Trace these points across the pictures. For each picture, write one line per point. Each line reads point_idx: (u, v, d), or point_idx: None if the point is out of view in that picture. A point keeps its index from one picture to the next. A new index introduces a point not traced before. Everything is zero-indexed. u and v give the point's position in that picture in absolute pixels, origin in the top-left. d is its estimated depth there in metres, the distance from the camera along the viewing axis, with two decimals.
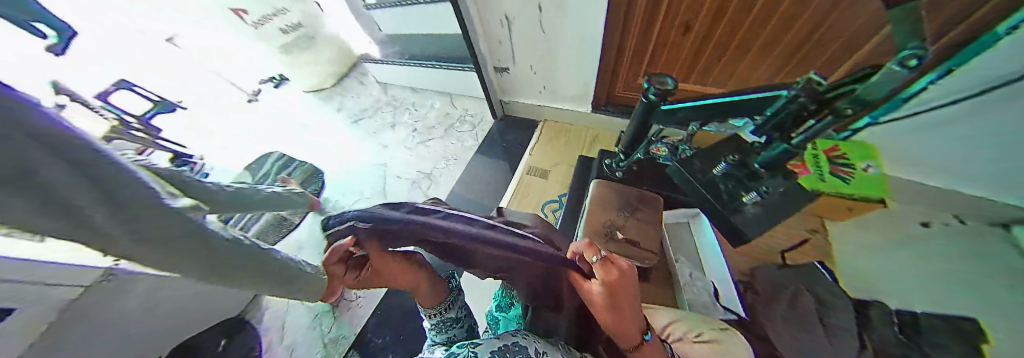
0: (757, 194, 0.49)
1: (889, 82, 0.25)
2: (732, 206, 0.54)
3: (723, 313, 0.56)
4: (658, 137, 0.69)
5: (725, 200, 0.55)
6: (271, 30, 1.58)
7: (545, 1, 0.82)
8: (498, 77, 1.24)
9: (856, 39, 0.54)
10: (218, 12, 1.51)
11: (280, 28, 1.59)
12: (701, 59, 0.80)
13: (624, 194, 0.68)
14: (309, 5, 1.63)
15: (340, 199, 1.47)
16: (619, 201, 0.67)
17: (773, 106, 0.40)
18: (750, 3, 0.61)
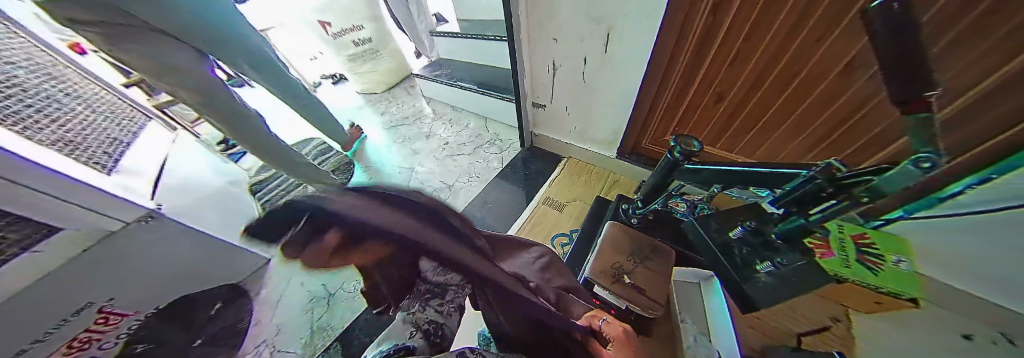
0: (772, 264, 0.50)
1: (902, 179, 0.27)
2: (744, 273, 0.53)
3: None
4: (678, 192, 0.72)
5: (739, 266, 0.54)
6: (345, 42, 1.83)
7: (591, 55, 0.92)
8: (534, 111, 1.34)
9: (882, 137, 0.60)
10: (308, 23, 1.77)
11: (353, 42, 1.84)
12: (729, 129, 0.85)
13: (636, 241, 0.69)
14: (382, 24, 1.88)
15: (364, 193, 1.57)
16: (632, 246, 0.67)
17: (793, 182, 0.43)
18: (783, 85, 0.67)
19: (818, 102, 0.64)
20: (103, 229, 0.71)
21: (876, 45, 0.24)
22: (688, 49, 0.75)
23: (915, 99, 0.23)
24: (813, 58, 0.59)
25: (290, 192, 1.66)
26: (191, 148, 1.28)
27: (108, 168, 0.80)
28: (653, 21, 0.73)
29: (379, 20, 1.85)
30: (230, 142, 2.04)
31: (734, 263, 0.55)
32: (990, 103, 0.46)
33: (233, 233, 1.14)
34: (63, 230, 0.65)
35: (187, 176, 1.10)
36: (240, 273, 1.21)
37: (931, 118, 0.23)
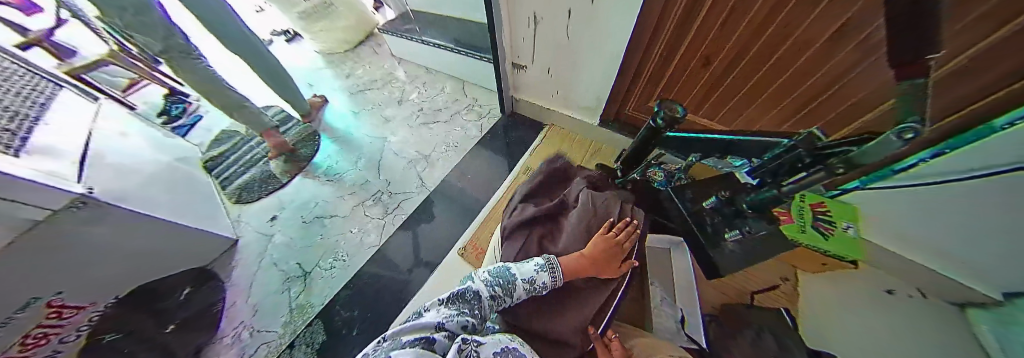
0: (740, 232, 0.54)
1: (879, 150, 0.27)
2: (712, 241, 0.56)
3: (686, 341, 0.56)
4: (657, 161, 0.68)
5: (708, 233, 0.57)
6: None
7: (575, 10, 0.83)
8: (514, 72, 1.24)
9: (862, 104, 0.60)
10: None
11: None
12: (714, 94, 0.83)
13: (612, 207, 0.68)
14: None
15: (334, 165, 1.45)
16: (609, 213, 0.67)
17: (772, 151, 0.42)
18: (770, 51, 0.63)
19: (800, 73, 0.63)
20: (25, 220, 0.60)
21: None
22: (678, 12, 0.68)
23: (913, 62, 0.21)
24: (801, 28, 0.55)
25: (251, 167, 1.51)
26: (122, 121, 1.11)
27: (15, 148, 0.64)
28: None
29: None
30: (173, 114, 1.79)
31: (704, 232, 0.58)
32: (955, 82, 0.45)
33: (188, 214, 1.04)
34: None
35: (118, 153, 0.93)
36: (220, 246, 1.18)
37: (925, 84, 0.22)
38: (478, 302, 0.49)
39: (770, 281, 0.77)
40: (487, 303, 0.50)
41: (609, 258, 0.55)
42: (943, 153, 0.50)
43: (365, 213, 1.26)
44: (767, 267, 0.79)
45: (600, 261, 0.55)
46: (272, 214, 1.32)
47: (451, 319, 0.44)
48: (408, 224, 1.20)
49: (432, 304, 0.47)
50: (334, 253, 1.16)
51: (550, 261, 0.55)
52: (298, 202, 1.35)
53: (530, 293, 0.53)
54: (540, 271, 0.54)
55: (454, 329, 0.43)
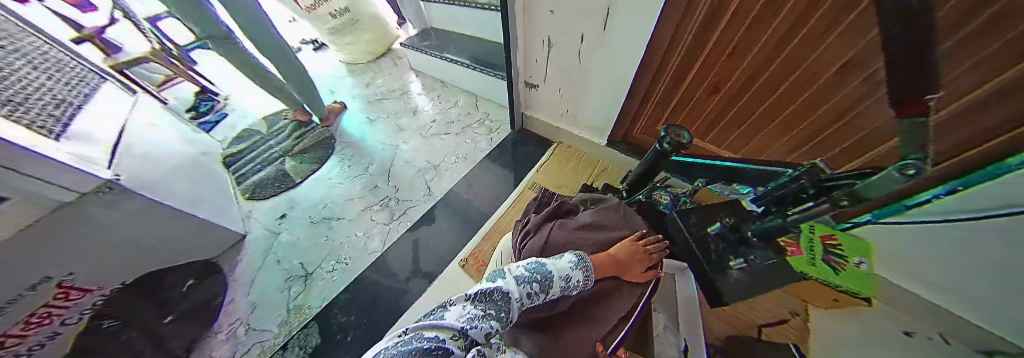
0: (744, 261, 0.53)
1: (887, 185, 0.27)
2: (717, 267, 0.55)
3: None
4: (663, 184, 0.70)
5: (713, 259, 0.57)
6: (321, 14, 1.66)
7: (588, 35, 0.87)
8: (526, 91, 1.29)
9: (868, 140, 0.60)
10: None
11: (330, 13, 1.66)
12: (721, 121, 0.84)
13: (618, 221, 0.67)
14: None
15: (345, 169, 1.50)
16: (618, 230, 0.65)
17: (776, 180, 0.42)
18: (778, 80, 0.65)
19: (810, 101, 0.63)
20: (55, 201, 0.64)
21: (890, 36, 0.22)
22: (688, 37, 0.71)
23: (915, 100, 0.22)
24: (811, 56, 0.57)
25: (268, 165, 1.57)
26: (156, 114, 1.18)
27: (56, 132, 0.69)
28: (653, 3, 0.68)
29: None
30: (201, 110, 1.89)
31: (709, 259, 0.57)
32: (970, 118, 0.45)
33: (204, 207, 1.07)
34: (11, 198, 0.57)
35: (149, 145, 0.99)
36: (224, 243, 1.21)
37: (926, 123, 0.22)
38: (507, 303, 0.45)
39: (779, 314, 0.73)
40: (518, 303, 0.47)
41: (637, 260, 0.57)
42: (958, 190, 0.49)
43: (371, 217, 1.28)
44: (776, 297, 0.76)
45: (628, 262, 0.57)
46: (282, 212, 1.36)
47: (471, 324, 0.40)
48: (412, 230, 1.22)
49: (459, 298, 0.45)
50: (337, 255, 1.17)
51: (583, 257, 0.56)
52: (308, 202, 1.39)
53: (563, 291, 0.52)
54: (574, 269, 0.53)
55: (475, 334, 0.39)
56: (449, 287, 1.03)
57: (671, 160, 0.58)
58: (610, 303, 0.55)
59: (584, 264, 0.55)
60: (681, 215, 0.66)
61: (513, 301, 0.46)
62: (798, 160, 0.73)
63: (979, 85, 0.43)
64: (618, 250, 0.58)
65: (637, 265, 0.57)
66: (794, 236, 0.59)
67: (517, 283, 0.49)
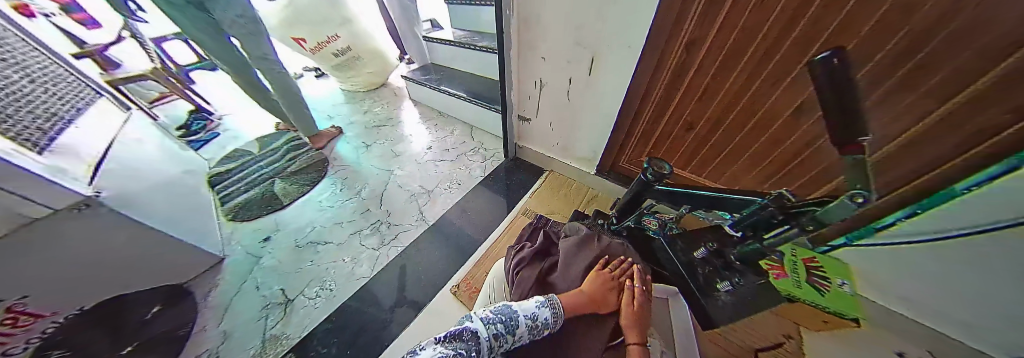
0: (730, 284, 0.56)
1: (841, 211, 0.30)
2: (706, 291, 0.57)
3: None
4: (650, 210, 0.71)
5: (701, 283, 0.59)
6: (325, 54, 1.78)
7: (575, 76, 0.96)
8: (519, 124, 1.36)
9: (829, 173, 0.66)
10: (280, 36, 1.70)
11: (332, 52, 1.78)
12: (698, 155, 0.90)
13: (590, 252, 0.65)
14: (356, 27, 1.76)
15: (337, 192, 1.49)
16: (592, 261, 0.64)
17: (748, 208, 0.45)
18: (745, 119, 0.72)
19: (775, 138, 0.70)
20: (21, 216, 0.62)
21: (821, 90, 0.27)
22: (664, 80, 0.79)
23: (852, 142, 0.26)
24: (770, 99, 0.64)
25: (254, 186, 1.54)
26: (147, 131, 1.18)
27: (40, 146, 0.69)
28: (633, 50, 0.77)
29: (353, 23, 1.74)
30: (193, 128, 1.89)
31: (697, 283, 0.59)
32: (913, 154, 0.53)
33: (185, 229, 1.03)
34: None
35: (134, 161, 0.97)
36: (195, 270, 1.13)
37: (863, 159, 0.26)
38: (477, 343, 0.45)
39: (775, 340, 0.73)
40: (487, 344, 0.46)
41: (608, 291, 0.55)
42: (917, 213, 0.57)
43: (359, 243, 1.25)
44: (768, 320, 0.76)
45: (597, 296, 0.55)
46: (266, 235, 1.31)
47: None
48: (401, 255, 1.18)
49: (427, 341, 0.44)
50: (320, 281, 1.12)
51: (549, 299, 0.55)
52: (294, 225, 1.34)
53: (531, 334, 0.51)
54: (542, 307, 0.53)
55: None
56: (439, 317, 0.98)
57: (661, 188, 0.60)
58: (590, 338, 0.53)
59: (551, 307, 0.53)
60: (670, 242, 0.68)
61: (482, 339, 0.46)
62: (772, 190, 0.78)
63: (912, 126, 0.51)
64: (586, 284, 0.57)
65: (608, 298, 0.55)
66: (776, 260, 0.62)
67: (485, 322, 0.49)
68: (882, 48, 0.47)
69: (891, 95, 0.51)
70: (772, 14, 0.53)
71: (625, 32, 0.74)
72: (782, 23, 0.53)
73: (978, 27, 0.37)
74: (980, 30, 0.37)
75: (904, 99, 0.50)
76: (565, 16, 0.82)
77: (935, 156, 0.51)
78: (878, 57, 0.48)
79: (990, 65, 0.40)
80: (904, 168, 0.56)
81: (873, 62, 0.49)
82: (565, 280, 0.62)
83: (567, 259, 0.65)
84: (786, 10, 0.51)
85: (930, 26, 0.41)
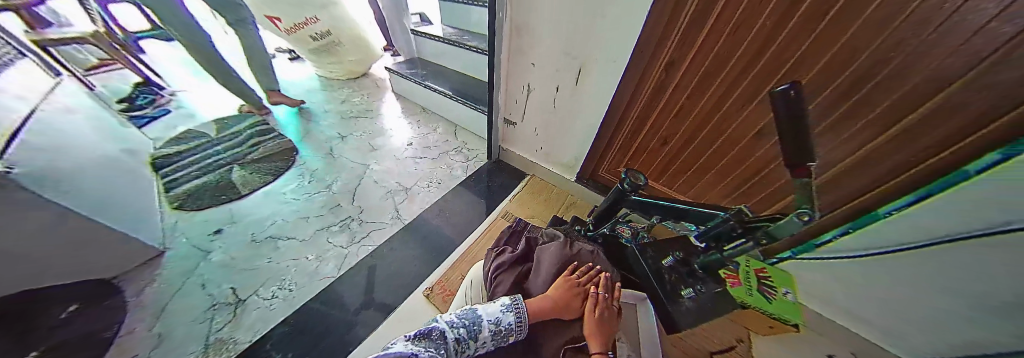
0: (693, 291, 0.61)
1: (790, 228, 0.34)
2: (672, 297, 0.60)
3: None
4: (624, 219, 0.74)
5: (668, 290, 0.62)
6: (301, 36, 1.67)
7: (562, 85, 0.99)
8: (504, 127, 1.37)
9: (781, 192, 0.74)
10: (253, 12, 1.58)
11: (310, 35, 1.68)
12: (671, 168, 0.96)
13: (558, 257, 0.66)
14: (338, 13, 1.67)
15: (305, 184, 1.39)
16: (560, 267, 0.64)
17: (711, 221, 0.48)
18: (713, 138, 0.78)
19: (738, 157, 0.77)
20: None
21: (778, 116, 0.30)
22: (645, 96, 0.84)
23: (801, 166, 0.29)
24: (736, 121, 0.71)
25: (207, 172, 1.39)
26: (78, 101, 1.03)
27: None
28: (618, 66, 0.81)
29: (336, 8, 1.66)
30: (137, 103, 1.68)
31: (664, 289, 0.62)
32: (849, 179, 0.61)
33: (119, 216, 0.90)
34: None
35: (63, 134, 0.85)
36: (126, 264, 0.99)
37: (808, 182, 0.30)
38: (444, 342, 0.46)
39: (730, 342, 0.79)
40: (451, 346, 0.47)
41: (571, 297, 0.56)
42: (849, 231, 0.66)
43: (327, 239, 1.17)
44: (725, 323, 0.83)
45: (561, 301, 0.56)
46: (218, 227, 1.18)
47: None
48: (374, 254, 1.13)
49: (398, 338, 0.44)
50: (279, 280, 1.03)
51: (516, 303, 0.55)
52: (253, 217, 1.23)
53: (495, 340, 0.51)
54: (510, 311, 0.53)
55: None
56: (411, 319, 0.94)
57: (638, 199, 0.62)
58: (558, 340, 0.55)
59: (516, 312, 0.54)
60: (640, 249, 0.72)
61: (447, 340, 0.47)
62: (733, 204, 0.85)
63: (849, 154, 0.59)
64: (551, 291, 0.58)
65: (572, 304, 0.56)
66: (732, 269, 0.67)
67: (450, 324, 0.50)
68: (830, 86, 0.54)
69: (835, 127, 0.58)
70: (742, 45, 0.58)
71: (612, 48, 0.78)
72: (749, 55, 0.59)
73: (908, 72, 0.44)
74: (908, 75, 0.44)
75: (845, 131, 0.57)
76: (556, 25, 0.84)
77: (865, 181, 0.59)
78: (826, 92, 0.55)
79: (906, 109, 0.47)
80: (841, 191, 0.64)
81: (821, 96, 0.56)
82: (538, 283, 0.63)
83: (541, 263, 0.66)
84: (754, 43, 0.57)
85: (869, 69, 0.47)
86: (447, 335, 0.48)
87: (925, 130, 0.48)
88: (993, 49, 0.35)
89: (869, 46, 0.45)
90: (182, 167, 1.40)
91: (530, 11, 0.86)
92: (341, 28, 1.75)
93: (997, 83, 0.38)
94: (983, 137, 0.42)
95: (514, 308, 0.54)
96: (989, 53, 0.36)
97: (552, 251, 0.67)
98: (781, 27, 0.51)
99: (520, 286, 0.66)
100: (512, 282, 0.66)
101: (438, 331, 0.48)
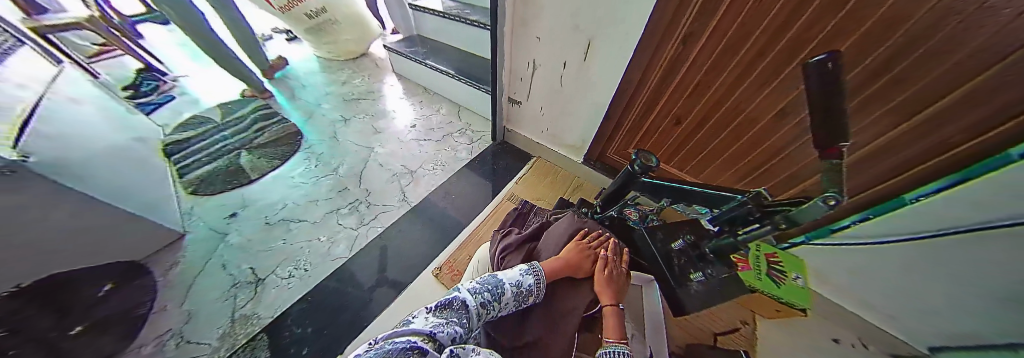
0: (703, 275, 0.59)
1: (813, 213, 0.32)
2: (681, 280, 0.60)
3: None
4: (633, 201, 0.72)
5: (676, 273, 0.61)
6: (296, 14, 1.59)
7: (569, 62, 0.93)
8: (509, 107, 1.32)
9: (801, 173, 0.70)
10: None
11: (304, 14, 1.60)
12: (683, 149, 0.92)
13: (570, 226, 0.69)
14: None
15: (311, 168, 1.40)
16: (572, 234, 0.67)
17: (726, 205, 0.46)
18: (731, 117, 0.73)
19: (756, 138, 0.72)
20: None
21: (809, 91, 0.26)
22: (658, 73, 0.78)
23: (832, 148, 0.26)
24: (755, 101, 0.66)
25: (217, 158, 1.41)
26: (82, 89, 1.03)
27: None
28: (629, 39, 0.75)
29: None
30: (142, 90, 1.68)
31: (673, 273, 0.61)
32: (881, 159, 0.57)
33: (137, 202, 0.94)
34: None
35: (71, 122, 0.86)
36: (150, 248, 1.04)
37: (839, 164, 0.27)
38: (466, 312, 0.46)
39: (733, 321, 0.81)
40: (475, 312, 0.47)
41: (582, 258, 0.58)
42: (869, 218, 0.63)
43: (336, 222, 1.20)
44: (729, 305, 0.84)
45: (573, 261, 0.58)
46: (232, 211, 1.22)
47: (438, 328, 0.39)
48: (382, 237, 1.15)
49: (419, 312, 0.43)
50: (294, 261, 1.07)
51: (533, 267, 0.56)
52: (265, 201, 1.26)
53: (516, 300, 0.52)
54: (529, 274, 0.55)
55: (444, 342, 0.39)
56: (422, 296, 0.98)
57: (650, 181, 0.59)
58: (571, 299, 0.55)
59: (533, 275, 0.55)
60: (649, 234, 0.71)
61: (472, 305, 0.47)
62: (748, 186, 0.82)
63: (885, 133, 0.54)
64: (564, 252, 0.60)
65: (584, 264, 0.58)
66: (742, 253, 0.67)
67: (472, 290, 0.50)
68: (870, 56, 0.48)
69: (871, 101, 0.53)
70: (769, 14, 0.52)
71: (622, 20, 0.72)
72: (776, 25, 0.53)
73: (952, 47, 0.40)
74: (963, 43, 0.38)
75: (884, 105, 0.52)
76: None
77: (898, 162, 0.55)
78: (866, 62, 0.49)
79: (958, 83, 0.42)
80: (870, 172, 0.60)
81: (859, 68, 0.50)
82: (549, 250, 0.65)
83: (553, 232, 0.69)
84: (783, 12, 0.50)
85: (917, 38, 0.42)
86: (471, 302, 0.48)
87: (963, 113, 0.43)
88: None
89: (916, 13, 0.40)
90: (193, 152, 1.42)
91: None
92: (335, 4, 1.66)
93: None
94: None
95: (531, 271, 0.56)
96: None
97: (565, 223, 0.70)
98: None
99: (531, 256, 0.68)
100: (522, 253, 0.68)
101: (461, 298, 0.48)
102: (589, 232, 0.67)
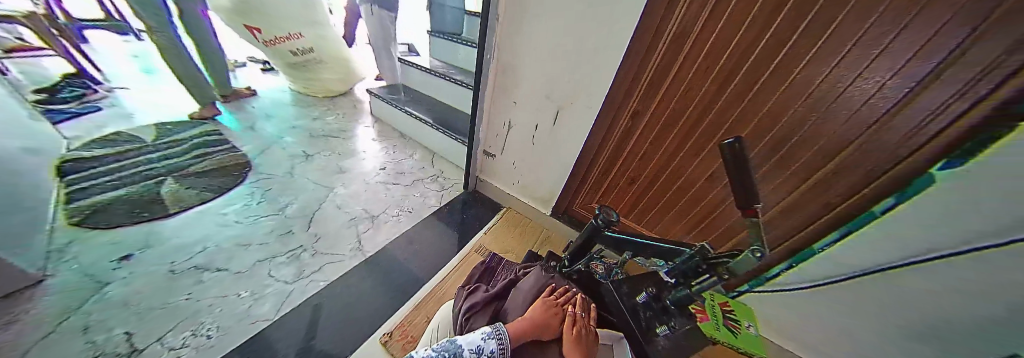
0: (668, 328, 0.57)
1: (745, 265, 0.37)
2: (647, 335, 0.58)
3: None
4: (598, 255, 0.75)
5: (643, 327, 0.60)
6: (281, 49, 1.64)
7: (542, 124, 1.06)
8: (484, 158, 1.39)
9: (734, 229, 0.82)
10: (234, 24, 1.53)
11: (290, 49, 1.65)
12: (639, 205, 1.02)
13: (537, 282, 0.68)
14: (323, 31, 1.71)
15: (251, 205, 1.22)
16: (538, 291, 0.66)
17: (677, 257, 0.52)
18: (674, 180, 0.87)
19: (696, 196, 0.85)
20: None
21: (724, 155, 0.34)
22: (614, 140, 0.93)
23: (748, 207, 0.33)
24: (693, 166, 0.80)
25: (134, 181, 1.19)
26: None
27: None
28: (591, 111, 0.90)
29: (320, 26, 1.69)
30: (61, 96, 1.49)
31: (640, 327, 0.60)
32: (789, 217, 0.70)
33: None
34: None
35: None
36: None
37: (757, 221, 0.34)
38: None
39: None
40: None
41: (547, 316, 0.55)
42: (793, 265, 0.74)
43: (268, 271, 1.00)
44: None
45: (538, 320, 0.55)
46: (127, 252, 0.96)
47: None
48: (326, 292, 0.98)
49: None
50: (197, 323, 0.82)
51: (495, 331, 0.52)
52: (179, 240, 1.03)
53: None
54: (492, 341, 0.50)
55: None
56: None
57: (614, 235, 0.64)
58: None
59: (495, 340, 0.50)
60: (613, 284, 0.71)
61: None
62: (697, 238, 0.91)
63: (783, 197, 0.69)
64: (529, 310, 0.58)
65: (551, 323, 0.55)
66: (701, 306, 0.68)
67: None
68: (763, 140, 0.64)
69: (771, 172, 0.67)
70: (691, 102, 0.71)
71: (586, 95, 0.88)
72: (697, 111, 0.71)
73: (817, 136, 0.57)
74: (820, 136, 0.56)
75: (779, 176, 0.67)
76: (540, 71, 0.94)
77: (800, 219, 0.69)
78: (761, 145, 0.66)
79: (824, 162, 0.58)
80: (779, 229, 0.74)
81: (760, 145, 0.66)
82: (518, 308, 0.63)
83: (522, 288, 0.68)
84: (700, 101, 0.69)
85: (790, 127, 0.59)
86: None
87: (833, 182, 0.60)
88: (880, 113, 0.49)
89: (789, 107, 0.57)
90: (107, 173, 1.20)
91: (518, 56, 0.96)
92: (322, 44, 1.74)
93: (880, 143, 0.51)
94: (881, 183, 0.54)
95: (495, 335, 0.51)
96: (877, 118, 0.49)
97: (535, 279, 0.69)
98: (721, 91, 0.64)
99: (501, 317, 0.64)
100: (491, 315, 0.64)
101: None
102: (557, 287, 0.66)
